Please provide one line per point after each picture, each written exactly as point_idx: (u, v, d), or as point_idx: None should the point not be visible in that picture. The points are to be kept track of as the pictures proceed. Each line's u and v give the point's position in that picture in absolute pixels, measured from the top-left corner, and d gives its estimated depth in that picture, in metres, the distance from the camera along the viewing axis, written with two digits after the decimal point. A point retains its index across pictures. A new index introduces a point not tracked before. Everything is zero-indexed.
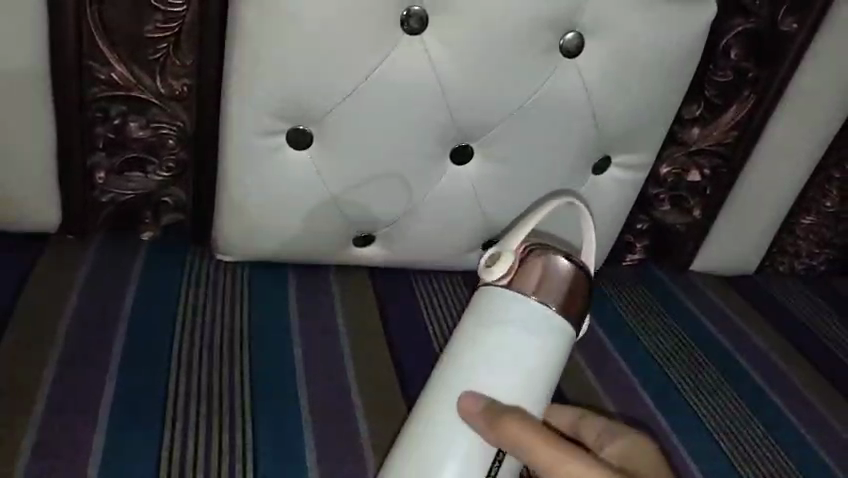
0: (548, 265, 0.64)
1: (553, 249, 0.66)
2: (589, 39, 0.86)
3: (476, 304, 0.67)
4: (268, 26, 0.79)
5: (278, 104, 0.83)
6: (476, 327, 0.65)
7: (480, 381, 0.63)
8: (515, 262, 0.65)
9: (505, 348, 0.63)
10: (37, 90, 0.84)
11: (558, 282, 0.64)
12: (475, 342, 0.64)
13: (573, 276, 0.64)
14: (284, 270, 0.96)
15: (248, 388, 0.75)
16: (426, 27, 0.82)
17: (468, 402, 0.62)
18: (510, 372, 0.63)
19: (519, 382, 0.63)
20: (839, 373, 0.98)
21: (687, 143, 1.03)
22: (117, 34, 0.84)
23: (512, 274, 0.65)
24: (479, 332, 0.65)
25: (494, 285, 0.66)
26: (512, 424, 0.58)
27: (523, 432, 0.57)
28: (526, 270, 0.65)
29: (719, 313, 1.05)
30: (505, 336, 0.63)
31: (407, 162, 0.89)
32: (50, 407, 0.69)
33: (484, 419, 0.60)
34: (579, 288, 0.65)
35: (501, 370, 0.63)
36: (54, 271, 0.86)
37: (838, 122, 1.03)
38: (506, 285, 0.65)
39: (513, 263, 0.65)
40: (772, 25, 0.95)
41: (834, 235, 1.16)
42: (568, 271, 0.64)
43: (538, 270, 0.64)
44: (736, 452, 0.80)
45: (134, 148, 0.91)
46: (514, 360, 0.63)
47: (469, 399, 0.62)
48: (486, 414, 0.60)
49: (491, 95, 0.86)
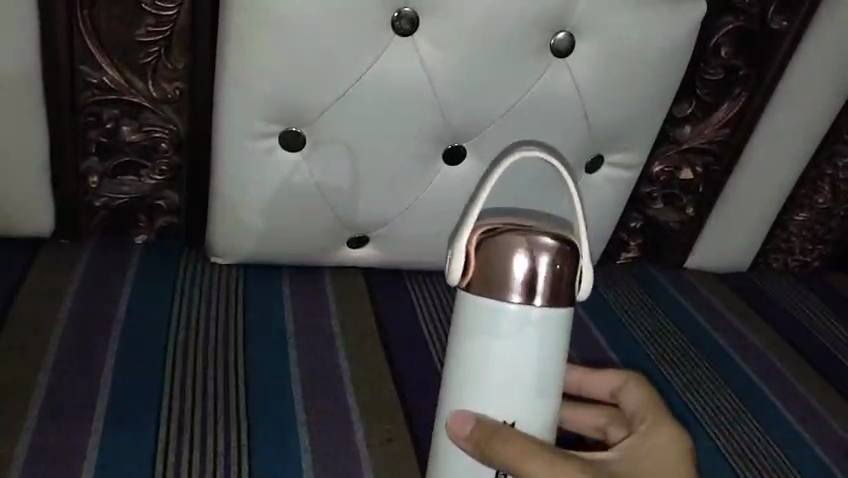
0: (519, 254, 0.55)
1: (517, 229, 0.57)
2: (579, 39, 0.86)
3: (456, 317, 0.59)
4: (259, 29, 0.78)
5: (271, 107, 0.83)
6: (461, 342, 0.59)
7: (474, 397, 0.58)
8: (475, 259, 0.56)
9: (495, 363, 0.57)
10: (29, 94, 0.84)
11: (536, 271, 0.55)
12: (462, 357, 0.59)
13: (552, 259, 0.55)
14: (280, 271, 0.96)
15: (242, 390, 0.75)
16: (417, 28, 0.82)
17: (457, 425, 0.57)
18: (504, 385, 0.57)
19: (517, 392, 0.58)
20: (833, 369, 0.98)
21: (679, 142, 1.03)
22: (108, 38, 0.84)
23: (473, 276, 0.57)
24: (463, 348, 0.58)
25: (462, 290, 0.58)
26: (505, 448, 0.55)
27: (516, 454, 0.54)
28: (494, 266, 0.56)
29: (714, 310, 1.06)
30: (491, 350, 0.57)
31: (401, 163, 0.89)
32: (45, 410, 0.69)
33: (475, 444, 0.56)
34: (565, 266, 0.56)
35: (494, 385, 0.58)
36: (48, 276, 0.86)
37: (828, 119, 1.03)
38: (469, 290, 0.57)
39: (472, 264, 0.56)
40: (762, 24, 0.96)
41: (826, 231, 1.17)
42: (544, 255, 0.55)
43: (510, 261, 0.55)
44: (732, 449, 0.81)
45: (127, 152, 0.91)
46: (506, 373, 0.57)
47: (458, 420, 0.58)
48: (477, 439, 0.56)
49: (483, 95, 0.87)
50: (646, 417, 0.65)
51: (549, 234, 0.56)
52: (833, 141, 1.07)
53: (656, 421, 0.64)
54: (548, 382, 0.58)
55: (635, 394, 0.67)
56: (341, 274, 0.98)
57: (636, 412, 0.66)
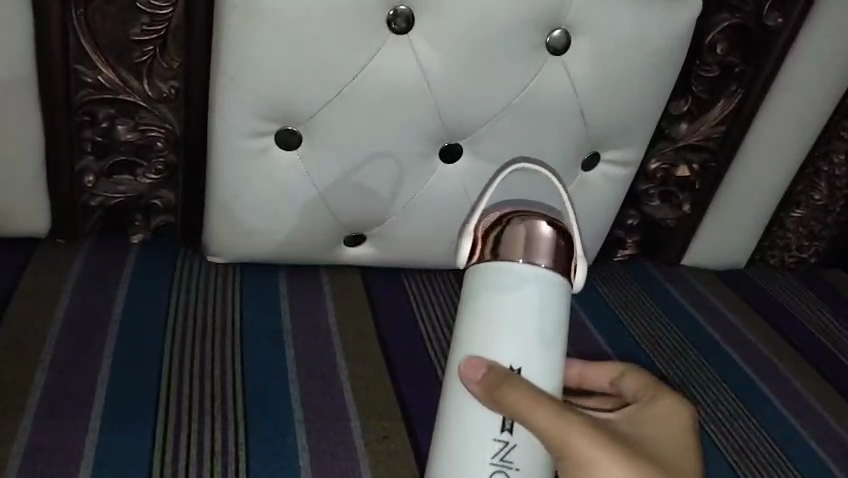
0: (525, 228, 0.57)
1: (522, 208, 0.59)
2: (576, 37, 0.87)
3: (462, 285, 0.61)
4: (255, 28, 0.78)
5: (266, 107, 0.83)
6: (470, 297, 0.59)
7: (482, 349, 0.58)
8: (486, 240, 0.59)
9: (504, 318, 0.57)
10: (25, 93, 0.83)
11: (540, 240, 0.57)
12: (469, 314, 0.59)
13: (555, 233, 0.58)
14: (277, 270, 0.96)
15: (241, 389, 0.75)
16: (413, 26, 0.82)
17: (469, 371, 0.57)
18: (512, 335, 0.57)
19: (525, 344, 0.57)
20: (829, 365, 0.99)
21: (676, 139, 1.03)
22: (104, 38, 0.84)
23: (483, 254, 0.59)
24: (471, 306, 0.59)
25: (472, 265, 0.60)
26: (515, 394, 0.54)
27: (523, 403, 0.54)
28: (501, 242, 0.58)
29: (710, 306, 1.06)
30: (502, 303, 0.58)
31: (397, 164, 0.89)
32: (42, 409, 0.68)
33: (485, 390, 0.56)
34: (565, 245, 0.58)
35: (502, 336, 0.57)
36: (44, 275, 0.86)
37: (823, 115, 1.04)
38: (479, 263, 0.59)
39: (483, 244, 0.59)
40: (758, 20, 0.95)
41: (822, 228, 1.17)
42: (546, 224, 0.58)
43: (517, 237, 0.58)
44: (730, 446, 0.81)
45: (123, 151, 0.91)
46: (515, 327, 0.57)
47: (472, 365, 0.57)
48: (487, 386, 0.55)
49: (479, 93, 0.86)
50: (646, 396, 0.65)
51: (551, 218, 0.58)
52: (829, 138, 1.07)
53: (656, 397, 0.65)
54: (554, 338, 0.58)
55: (633, 382, 0.68)
56: (339, 272, 0.98)
57: (637, 396, 0.67)
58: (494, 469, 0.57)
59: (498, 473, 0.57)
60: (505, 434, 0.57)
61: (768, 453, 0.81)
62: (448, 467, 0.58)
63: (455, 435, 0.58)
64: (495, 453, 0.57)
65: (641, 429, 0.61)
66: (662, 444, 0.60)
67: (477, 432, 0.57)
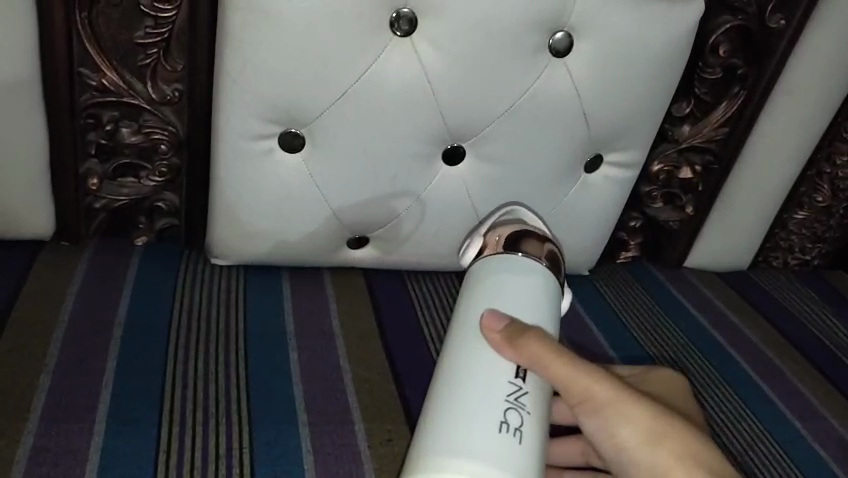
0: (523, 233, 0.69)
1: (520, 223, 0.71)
2: (578, 39, 0.86)
3: (469, 273, 0.68)
4: (256, 31, 0.78)
5: (270, 109, 0.83)
6: (482, 276, 0.66)
7: (497, 305, 0.62)
8: (490, 241, 0.69)
9: (511, 289, 0.64)
10: (29, 95, 0.84)
11: (535, 242, 0.68)
12: (480, 288, 0.65)
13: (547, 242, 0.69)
14: (280, 272, 0.97)
15: (243, 394, 0.75)
16: (416, 28, 0.82)
17: (490, 321, 0.61)
18: (521, 305, 0.62)
19: (533, 306, 0.63)
20: (832, 366, 0.99)
21: (678, 141, 1.03)
22: (108, 42, 0.84)
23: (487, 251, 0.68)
24: (483, 278, 0.65)
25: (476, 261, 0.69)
26: (536, 342, 0.58)
27: (543, 352, 0.58)
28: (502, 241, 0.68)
29: (713, 309, 1.06)
30: (511, 279, 0.64)
31: (399, 167, 0.89)
32: (46, 411, 0.69)
33: (506, 337, 0.59)
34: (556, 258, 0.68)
35: (512, 302, 0.63)
36: (49, 277, 0.86)
37: (826, 117, 1.04)
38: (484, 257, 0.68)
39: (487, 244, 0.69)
40: (760, 22, 0.95)
41: (825, 230, 1.17)
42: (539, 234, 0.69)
43: (516, 239, 0.68)
44: (733, 442, 0.81)
45: (127, 154, 0.91)
46: (524, 299, 0.63)
47: (492, 319, 0.61)
48: (509, 334, 0.59)
49: (481, 96, 0.87)
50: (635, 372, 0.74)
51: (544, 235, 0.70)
52: (831, 140, 1.07)
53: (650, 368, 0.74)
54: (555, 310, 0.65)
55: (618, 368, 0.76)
56: (342, 275, 0.99)
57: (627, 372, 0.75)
58: (508, 406, 0.56)
59: (512, 409, 0.56)
60: (519, 380, 0.58)
61: (771, 454, 0.81)
62: (458, 405, 0.56)
63: (467, 376, 0.58)
64: (509, 393, 0.57)
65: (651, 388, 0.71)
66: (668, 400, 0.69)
67: (492, 375, 0.57)
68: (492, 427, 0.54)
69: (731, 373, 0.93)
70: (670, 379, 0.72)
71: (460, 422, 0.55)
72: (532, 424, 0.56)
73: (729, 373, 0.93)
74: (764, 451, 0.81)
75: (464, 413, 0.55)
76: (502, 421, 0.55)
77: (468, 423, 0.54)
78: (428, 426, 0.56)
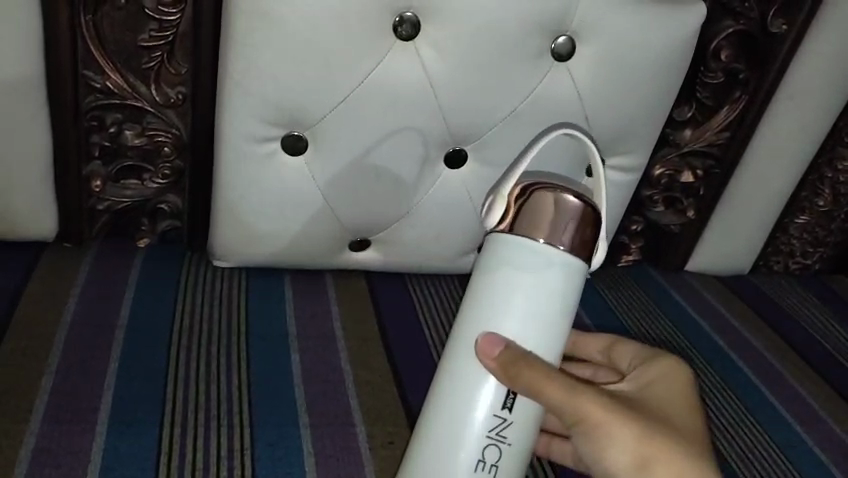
0: (552, 198, 0.60)
1: (551, 183, 0.61)
2: (581, 43, 0.87)
3: (484, 254, 0.63)
4: (259, 34, 0.78)
5: (271, 111, 0.83)
6: (494, 272, 0.61)
7: (498, 321, 0.61)
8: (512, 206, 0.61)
9: (519, 300, 0.61)
10: (33, 97, 0.84)
11: (562, 223, 0.59)
12: (488, 290, 0.62)
13: (581, 206, 0.60)
14: (283, 274, 0.97)
15: (245, 395, 0.75)
16: (419, 31, 0.82)
17: (486, 347, 0.60)
18: (524, 322, 0.61)
19: (536, 324, 0.61)
20: (833, 370, 0.98)
21: (680, 145, 1.03)
22: (112, 45, 0.84)
23: (509, 221, 0.61)
24: (493, 277, 0.61)
25: (495, 232, 0.62)
26: (529, 374, 0.59)
27: (537, 382, 0.59)
28: (527, 211, 0.60)
29: (714, 312, 1.06)
30: (522, 284, 0.60)
31: (402, 170, 0.90)
32: (49, 412, 0.69)
33: (502, 367, 0.59)
34: (589, 225, 0.60)
35: (516, 317, 0.61)
36: (51, 278, 0.86)
37: (827, 122, 1.04)
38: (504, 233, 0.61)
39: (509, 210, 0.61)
40: (762, 27, 0.95)
41: (827, 234, 1.17)
42: (572, 206, 0.59)
43: (544, 208, 0.60)
44: (732, 443, 0.81)
45: (130, 156, 0.91)
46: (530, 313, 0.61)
47: (489, 343, 0.60)
48: (505, 364, 0.59)
49: (483, 99, 0.87)
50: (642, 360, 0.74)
51: (578, 193, 0.61)
52: (833, 144, 1.07)
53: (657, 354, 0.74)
54: (566, 305, 0.62)
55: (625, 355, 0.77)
56: (344, 277, 0.99)
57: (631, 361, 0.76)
58: (488, 443, 0.61)
59: (492, 445, 0.61)
60: (505, 411, 0.61)
61: (771, 457, 0.81)
62: (442, 438, 0.62)
63: (456, 409, 0.62)
64: (491, 428, 0.61)
65: (659, 385, 0.70)
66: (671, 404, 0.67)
67: (480, 408, 0.61)
68: (468, 467, 0.61)
69: (733, 376, 0.93)
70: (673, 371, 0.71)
71: (440, 459, 0.62)
72: (511, 453, 0.62)
73: (730, 376, 0.93)
74: (763, 453, 0.81)
75: (447, 449, 0.62)
76: (479, 459, 0.61)
77: (448, 461, 0.62)
78: (418, 447, 0.64)
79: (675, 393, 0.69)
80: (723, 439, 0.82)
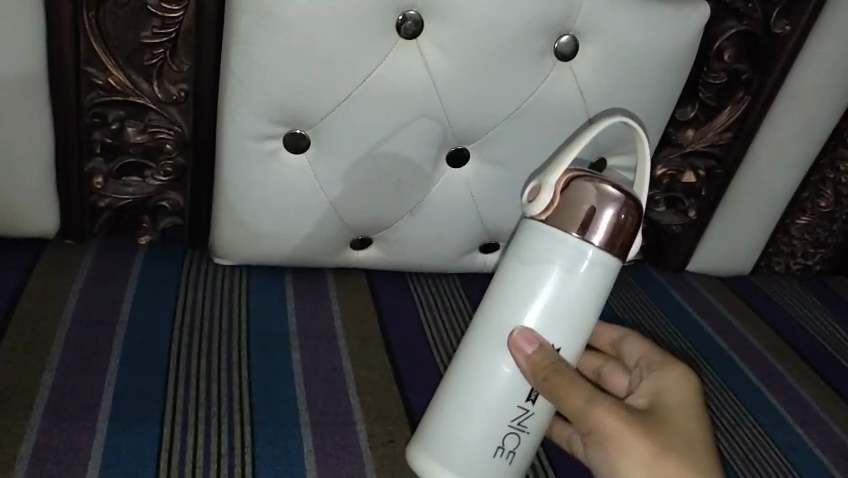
0: (595, 188, 0.62)
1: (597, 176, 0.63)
2: (583, 43, 0.86)
3: (526, 240, 0.65)
4: (261, 31, 0.78)
5: (273, 108, 0.83)
6: (536, 263, 0.64)
7: (530, 314, 0.65)
8: (557, 194, 0.63)
9: (555, 294, 0.64)
10: (34, 93, 0.84)
11: (601, 218, 0.62)
12: (527, 281, 0.65)
13: (623, 197, 0.62)
14: (283, 272, 0.97)
15: (244, 394, 0.75)
16: (421, 28, 0.82)
17: (521, 340, 0.64)
18: (556, 318, 0.65)
19: (567, 319, 0.65)
20: (834, 372, 0.98)
21: (682, 145, 1.03)
22: (114, 41, 0.84)
23: (552, 210, 0.63)
24: (535, 267, 0.64)
25: (537, 222, 0.65)
26: (556, 378, 0.63)
27: (559, 385, 0.63)
28: (569, 201, 0.63)
29: (713, 312, 1.06)
30: (560, 280, 0.64)
31: (405, 168, 0.89)
32: (49, 410, 0.69)
33: (531, 365, 0.64)
34: (629, 216, 0.62)
35: (550, 312, 0.64)
36: (52, 276, 0.86)
37: (829, 123, 1.04)
38: (544, 222, 0.64)
39: (553, 198, 0.63)
40: (766, 28, 0.95)
41: (828, 235, 1.17)
42: (614, 200, 0.62)
43: (587, 198, 0.62)
44: (732, 444, 0.81)
45: (131, 153, 0.91)
46: (564, 308, 0.64)
47: (523, 339, 0.64)
48: (535, 363, 0.63)
49: (485, 98, 0.86)
50: (652, 359, 0.78)
51: (620, 186, 0.63)
52: (834, 145, 1.07)
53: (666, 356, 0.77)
54: (595, 305, 0.65)
55: (634, 347, 0.80)
56: (344, 274, 0.99)
57: (639, 357, 0.79)
58: (509, 431, 0.66)
59: (513, 434, 0.66)
60: (528, 403, 0.66)
61: (771, 458, 0.81)
62: (463, 423, 0.66)
63: (482, 396, 0.65)
64: (515, 418, 0.66)
65: (667, 391, 0.72)
66: (673, 407, 0.69)
67: (506, 397, 0.65)
68: (488, 452, 0.65)
69: (732, 377, 0.93)
70: (676, 370, 0.74)
71: (460, 441, 0.65)
72: (526, 442, 0.67)
73: (730, 377, 0.92)
74: (762, 455, 0.81)
75: (469, 433, 0.65)
76: (499, 446, 0.65)
77: (469, 445, 0.65)
78: (435, 428, 0.67)
79: (683, 397, 0.71)
80: (724, 440, 0.82)
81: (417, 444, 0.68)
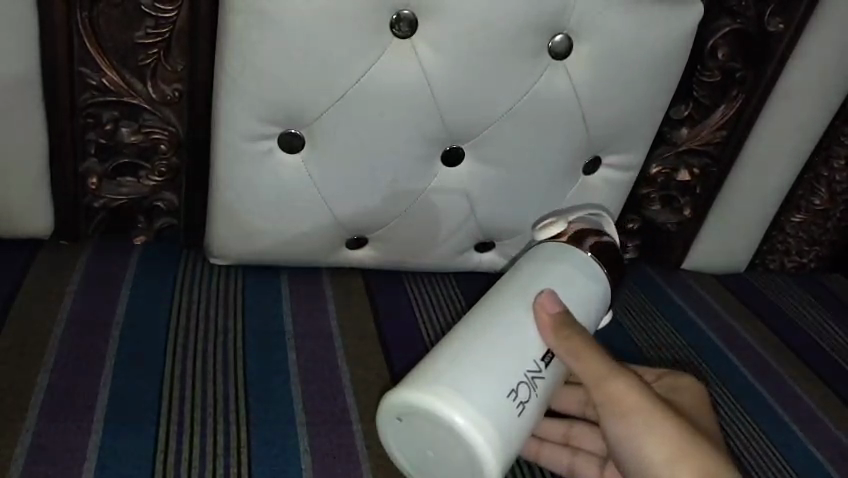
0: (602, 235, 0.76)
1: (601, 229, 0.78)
2: (577, 41, 0.87)
3: (551, 246, 0.75)
4: (255, 31, 0.78)
5: (267, 107, 0.83)
6: (561, 260, 0.73)
7: (556, 290, 0.69)
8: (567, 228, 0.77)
9: (576, 285, 0.71)
10: (29, 93, 0.84)
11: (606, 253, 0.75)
12: (553, 270, 0.71)
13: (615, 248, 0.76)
14: (279, 272, 0.97)
15: (242, 394, 0.75)
16: (415, 30, 0.82)
17: (546, 302, 0.67)
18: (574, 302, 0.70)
19: (582, 307, 0.70)
20: (831, 369, 0.99)
21: (677, 144, 1.03)
22: (107, 40, 0.84)
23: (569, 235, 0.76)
24: (560, 262, 0.72)
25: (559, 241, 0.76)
26: (577, 340, 0.65)
27: (580, 346, 0.65)
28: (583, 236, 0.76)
29: (709, 309, 1.06)
30: (581, 277, 0.72)
31: (401, 166, 0.89)
32: (45, 411, 0.68)
33: (553, 324, 0.66)
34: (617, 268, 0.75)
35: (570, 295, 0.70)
36: (47, 277, 0.86)
37: (823, 121, 1.04)
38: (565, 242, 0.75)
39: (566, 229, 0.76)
40: (760, 26, 0.95)
41: (823, 232, 1.17)
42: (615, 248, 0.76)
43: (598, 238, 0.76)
44: (736, 442, 0.82)
45: (126, 153, 0.91)
46: (582, 296, 0.71)
47: (548, 300, 0.67)
48: (557, 323, 0.66)
49: (480, 97, 0.86)
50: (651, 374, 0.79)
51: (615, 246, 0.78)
52: (829, 143, 1.08)
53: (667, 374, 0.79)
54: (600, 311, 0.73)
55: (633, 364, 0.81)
56: (341, 273, 0.99)
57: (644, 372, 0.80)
58: (522, 380, 0.63)
59: (524, 383, 0.63)
60: (541, 364, 0.66)
61: (771, 457, 0.81)
62: (477, 356, 0.62)
63: (497, 336, 0.64)
64: (529, 370, 0.64)
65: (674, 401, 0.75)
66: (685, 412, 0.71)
67: (525, 347, 0.65)
68: (503, 388, 0.61)
69: (731, 375, 0.93)
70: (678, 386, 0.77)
71: (471, 370, 0.61)
72: (532, 403, 0.64)
73: (729, 376, 0.93)
74: (762, 454, 0.81)
75: (481, 365, 0.62)
76: (513, 389, 0.62)
77: (485, 375, 0.61)
78: (441, 361, 0.62)
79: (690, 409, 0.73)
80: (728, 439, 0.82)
81: (411, 379, 0.61)
